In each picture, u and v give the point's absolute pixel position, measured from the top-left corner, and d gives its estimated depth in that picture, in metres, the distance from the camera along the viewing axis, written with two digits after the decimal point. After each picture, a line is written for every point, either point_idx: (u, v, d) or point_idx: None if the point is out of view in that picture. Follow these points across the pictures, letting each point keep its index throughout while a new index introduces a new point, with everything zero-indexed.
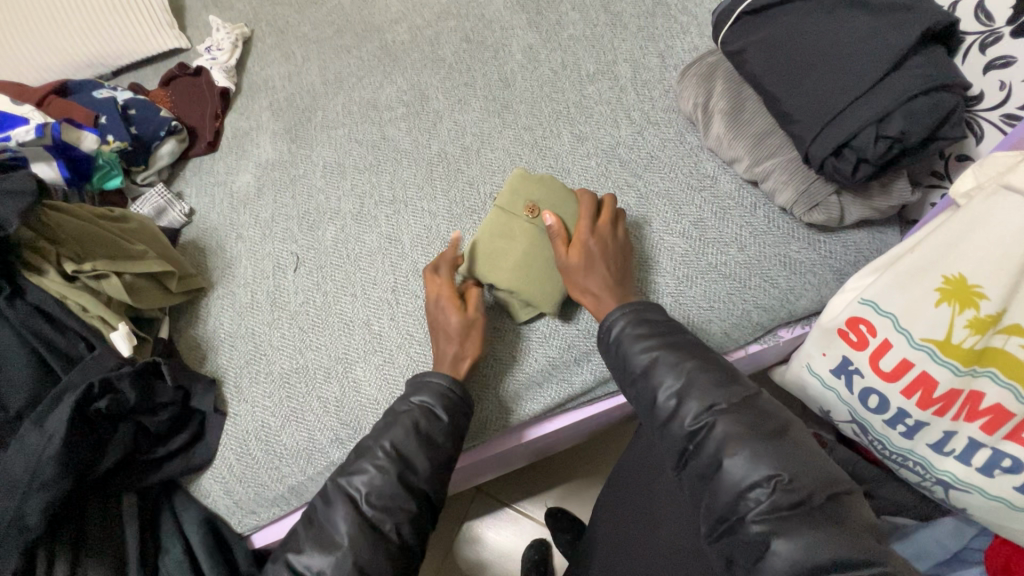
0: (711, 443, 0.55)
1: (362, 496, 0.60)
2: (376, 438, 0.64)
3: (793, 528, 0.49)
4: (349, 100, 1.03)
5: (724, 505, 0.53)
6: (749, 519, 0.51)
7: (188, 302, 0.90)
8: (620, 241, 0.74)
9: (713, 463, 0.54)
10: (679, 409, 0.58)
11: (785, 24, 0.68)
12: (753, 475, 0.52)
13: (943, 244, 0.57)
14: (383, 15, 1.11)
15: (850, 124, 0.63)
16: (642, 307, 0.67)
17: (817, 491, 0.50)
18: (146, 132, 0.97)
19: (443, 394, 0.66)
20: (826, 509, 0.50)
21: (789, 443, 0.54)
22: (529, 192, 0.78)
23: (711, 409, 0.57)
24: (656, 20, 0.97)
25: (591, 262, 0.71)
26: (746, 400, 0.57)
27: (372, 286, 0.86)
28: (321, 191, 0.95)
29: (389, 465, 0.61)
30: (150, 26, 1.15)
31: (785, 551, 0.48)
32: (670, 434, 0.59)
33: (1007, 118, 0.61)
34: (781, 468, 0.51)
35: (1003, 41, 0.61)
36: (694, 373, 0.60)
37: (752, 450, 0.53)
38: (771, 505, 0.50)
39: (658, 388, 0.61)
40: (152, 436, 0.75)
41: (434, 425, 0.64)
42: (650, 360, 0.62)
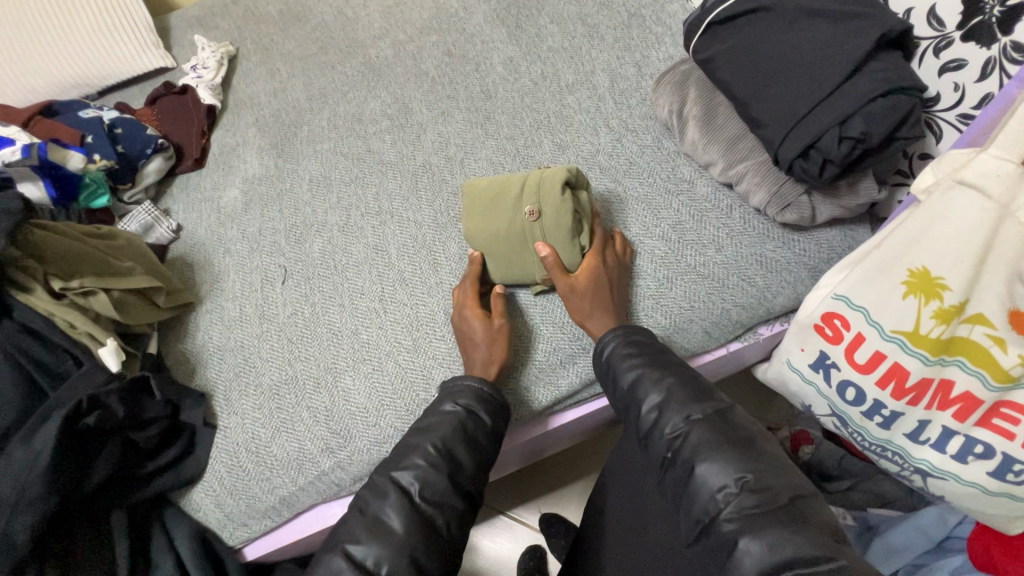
0: (686, 449, 0.56)
1: (416, 490, 0.59)
2: (422, 435, 0.63)
3: (761, 528, 0.49)
4: (335, 114, 1.05)
5: (698, 508, 0.54)
6: (720, 519, 0.52)
7: (176, 318, 0.91)
8: (614, 264, 0.78)
9: (687, 470, 0.55)
10: (659, 421, 0.60)
11: (750, 33, 0.71)
12: (725, 478, 0.53)
13: (904, 240, 0.59)
14: (366, 31, 1.14)
15: (815, 126, 0.65)
16: (631, 329, 0.70)
17: (783, 492, 0.51)
18: (133, 150, 0.99)
19: (478, 395, 0.67)
20: (792, 509, 0.50)
21: (758, 450, 0.55)
22: (541, 195, 0.76)
23: (688, 420, 0.58)
24: (632, 31, 1.01)
25: (601, 287, 0.75)
26: (720, 412, 0.58)
27: (359, 296, 0.87)
28: (308, 205, 0.97)
29: (440, 462, 0.61)
30: (135, 46, 1.16)
31: (754, 550, 0.48)
32: (653, 444, 0.60)
33: (962, 118, 0.64)
34: (746, 470, 0.53)
35: (954, 45, 0.63)
36: (674, 388, 0.61)
37: (725, 456, 0.54)
38: (739, 506, 0.51)
39: (641, 402, 0.62)
40: (141, 452, 0.75)
41: (480, 426, 0.65)
42: (636, 376, 0.64)
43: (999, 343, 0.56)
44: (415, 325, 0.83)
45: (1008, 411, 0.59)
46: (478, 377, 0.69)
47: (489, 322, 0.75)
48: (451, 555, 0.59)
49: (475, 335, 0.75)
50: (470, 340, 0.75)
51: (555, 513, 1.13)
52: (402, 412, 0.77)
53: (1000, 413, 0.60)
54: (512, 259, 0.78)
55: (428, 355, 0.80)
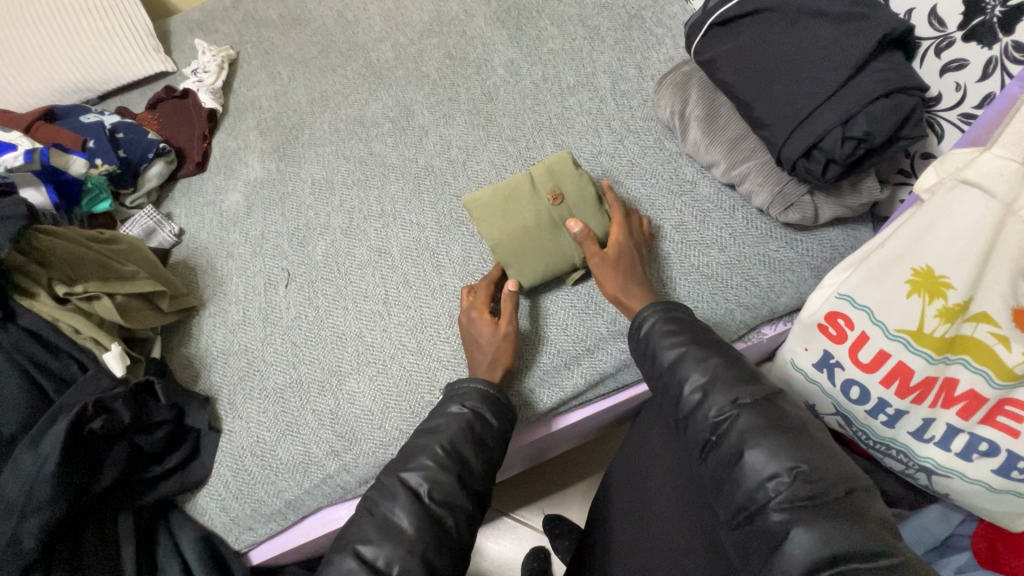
0: (734, 433, 0.55)
1: (426, 491, 0.59)
2: (430, 436, 0.63)
3: (813, 518, 0.48)
4: (336, 117, 1.05)
5: (743, 494, 0.52)
6: (769, 508, 0.50)
7: (179, 322, 0.91)
8: (642, 238, 0.79)
9: (734, 455, 0.54)
10: (703, 402, 0.58)
11: (752, 35, 0.72)
12: (776, 466, 0.52)
13: (910, 237, 0.59)
14: (367, 34, 1.14)
15: (817, 127, 0.65)
16: (671, 305, 0.69)
17: (839, 484, 0.50)
18: (134, 154, 0.99)
19: (484, 397, 0.67)
20: (848, 501, 0.49)
21: (810, 438, 0.54)
22: (557, 177, 0.80)
23: (734, 403, 0.57)
24: (632, 33, 1.01)
25: (634, 259, 0.75)
26: (769, 398, 0.57)
27: (363, 298, 0.87)
28: (310, 208, 0.97)
29: (449, 463, 0.61)
30: (136, 50, 1.16)
31: (804, 542, 0.47)
32: (694, 425, 0.59)
33: (964, 117, 0.65)
34: (802, 460, 0.51)
35: (956, 45, 0.64)
36: (719, 370, 0.60)
37: (775, 443, 0.53)
38: (791, 496, 0.50)
39: (684, 381, 0.61)
40: (147, 455, 0.75)
41: (488, 428, 0.66)
42: (677, 355, 0.63)
43: (1004, 341, 0.57)
44: (419, 327, 0.83)
45: (1012, 409, 0.60)
46: (483, 380, 0.69)
47: (495, 328, 0.74)
48: (460, 554, 0.59)
49: (482, 341, 0.74)
50: (474, 343, 0.74)
51: (558, 514, 1.13)
52: (407, 415, 0.77)
53: (1005, 411, 0.61)
54: (544, 244, 0.78)
55: (432, 357, 0.80)
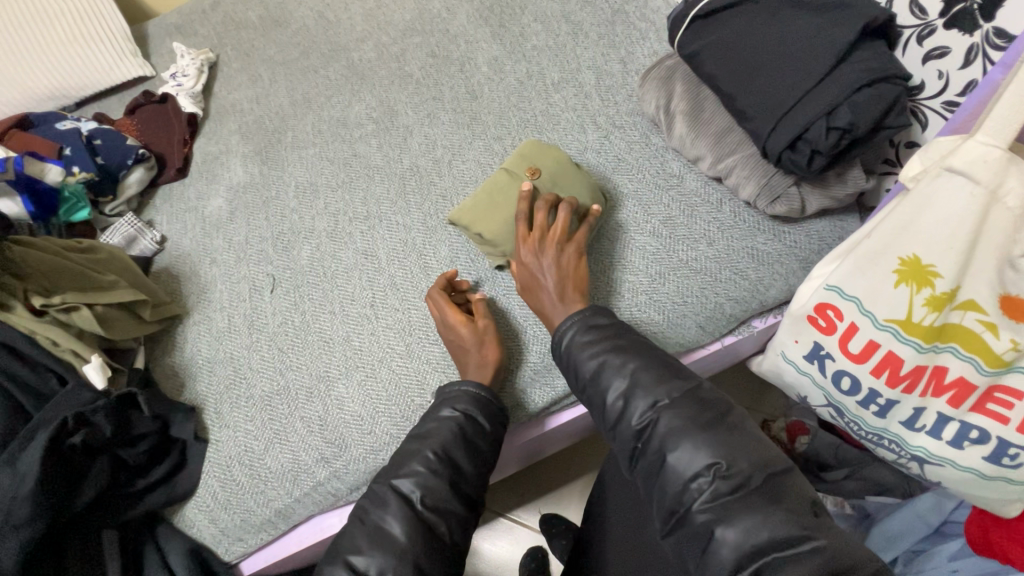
0: (656, 439, 0.55)
1: (417, 497, 0.58)
2: (421, 442, 0.62)
3: (733, 514, 0.49)
4: (319, 119, 1.04)
5: (671, 499, 0.52)
6: (694, 509, 0.50)
7: (163, 331, 0.89)
8: (534, 252, 0.73)
9: (658, 458, 0.54)
10: (626, 409, 0.58)
11: (735, 26, 0.71)
12: (696, 465, 0.52)
13: (896, 226, 0.59)
14: (348, 34, 1.13)
15: (801, 119, 0.65)
16: (590, 313, 0.67)
17: (756, 474, 0.50)
18: (112, 161, 0.97)
19: (476, 400, 0.66)
20: (767, 490, 0.50)
21: (729, 429, 0.54)
22: (530, 158, 0.82)
23: (654, 407, 0.57)
24: (616, 28, 1.00)
25: (532, 282, 0.72)
26: (688, 392, 0.57)
27: (350, 302, 0.85)
28: (294, 211, 0.95)
29: (441, 469, 0.60)
30: (112, 56, 1.14)
31: (731, 539, 0.48)
32: (621, 433, 0.59)
33: (947, 105, 0.65)
34: (719, 456, 0.51)
35: (937, 32, 0.64)
36: (638, 373, 0.59)
37: (694, 442, 0.53)
38: (714, 494, 0.50)
39: (607, 391, 0.60)
40: (131, 469, 0.74)
41: (479, 431, 0.65)
42: (598, 365, 0.62)
43: (991, 328, 0.57)
44: (407, 330, 0.82)
45: (1003, 396, 0.60)
46: (476, 382, 0.68)
47: (473, 326, 0.73)
48: (453, 560, 0.58)
49: (466, 342, 0.73)
50: (460, 345, 0.73)
51: (555, 513, 1.12)
52: (397, 419, 0.76)
53: (994, 398, 0.61)
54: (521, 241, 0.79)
55: (421, 359, 0.79)
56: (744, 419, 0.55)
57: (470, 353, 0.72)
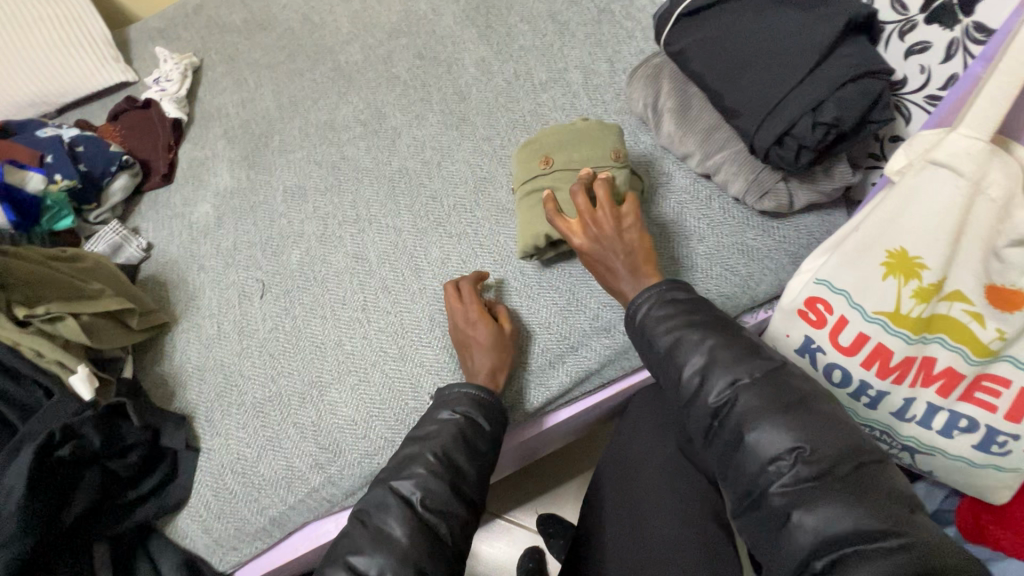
0: (734, 417, 0.54)
1: (418, 499, 0.58)
2: (422, 444, 0.62)
3: (815, 499, 0.48)
4: (306, 123, 1.03)
5: (747, 479, 0.52)
6: (770, 492, 0.51)
7: (151, 339, 0.88)
8: (590, 235, 0.70)
9: (735, 437, 0.54)
10: (702, 387, 0.57)
11: (722, 24, 0.72)
12: (777, 447, 0.51)
13: (883, 220, 0.59)
14: (334, 37, 1.12)
15: (788, 115, 0.66)
16: (666, 286, 0.65)
17: (841, 462, 0.49)
18: (95, 167, 0.95)
19: (477, 402, 0.66)
20: (850, 478, 0.49)
21: (813, 413, 0.52)
22: (545, 149, 0.82)
23: (733, 384, 0.55)
24: (602, 27, 1.01)
25: (599, 264, 0.71)
26: (770, 372, 0.55)
27: (342, 306, 0.85)
28: (283, 216, 0.94)
29: (441, 471, 0.60)
30: (94, 61, 1.13)
31: (808, 524, 0.48)
32: (695, 409, 0.58)
33: (930, 99, 0.65)
34: (803, 440, 0.51)
35: (919, 28, 0.64)
36: (717, 351, 0.58)
37: (776, 424, 0.52)
38: (794, 478, 0.50)
39: (682, 366, 0.59)
40: (122, 480, 0.72)
41: (480, 433, 0.65)
42: (673, 340, 0.60)
43: (977, 318, 0.58)
44: (400, 332, 0.81)
45: (990, 384, 0.61)
46: (476, 384, 0.68)
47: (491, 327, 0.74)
48: (453, 563, 0.58)
49: (482, 342, 0.73)
50: (473, 344, 0.73)
51: (552, 513, 1.12)
52: (392, 422, 0.75)
53: (982, 386, 0.62)
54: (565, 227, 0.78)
55: (415, 362, 0.79)
56: (826, 404, 0.53)
57: (477, 344, 0.73)
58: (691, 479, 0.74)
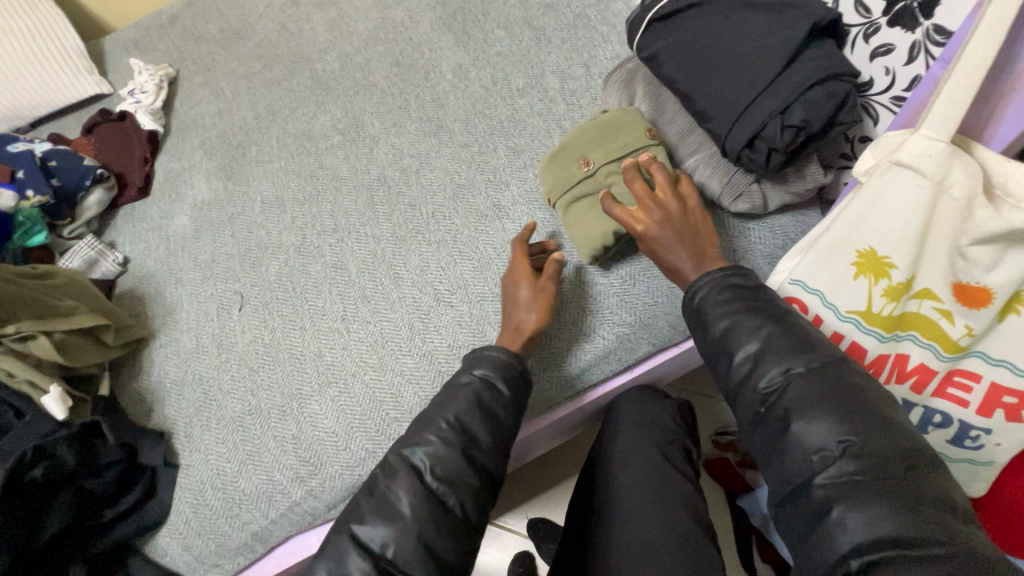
0: (783, 403, 0.51)
1: (426, 467, 0.57)
2: (438, 408, 0.62)
3: (860, 496, 0.45)
4: (284, 132, 1.02)
5: (789, 468, 0.50)
6: (814, 483, 0.48)
7: (128, 355, 0.87)
8: (649, 220, 0.67)
9: (782, 424, 0.51)
10: (753, 373, 0.54)
11: (691, 29, 0.72)
12: (827, 439, 0.48)
13: (852, 221, 0.59)
14: (311, 45, 1.12)
15: (757, 118, 0.66)
16: (728, 272, 0.61)
17: (896, 460, 0.46)
18: (69, 182, 0.94)
19: (502, 366, 0.65)
20: (904, 480, 0.45)
21: (873, 410, 0.49)
22: (584, 148, 0.80)
23: (786, 372, 0.52)
24: (578, 32, 1.01)
25: (658, 248, 0.66)
26: (830, 364, 0.52)
27: (321, 317, 0.84)
28: (261, 227, 0.94)
29: (453, 438, 0.59)
30: (68, 74, 1.12)
31: (851, 522, 0.45)
32: (743, 394, 0.55)
33: (896, 100, 0.66)
34: (855, 435, 0.48)
35: (882, 31, 0.65)
36: (774, 337, 0.54)
37: (828, 415, 0.49)
38: (839, 471, 0.47)
39: (735, 352, 0.56)
40: (99, 499, 0.71)
41: (497, 398, 0.64)
42: (728, 324, 0.57)
43: (946, 316, 0.59)
44: (380, 343, 0.81)
45: (961, 379, 0.62)
46: (504, 348, 0.67)
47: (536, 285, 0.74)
48: None
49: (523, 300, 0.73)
50: (514, 303, 0.74)
51: (541, 517, 1.12)
52: (372, 433, 0.75)
53: (955, 381, 0.63)
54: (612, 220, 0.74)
55: (395, 372, 0.78)
56: (886, 402, 0.49)
57: (519, 297, 0.74)
58: (672, 477, 0.75)
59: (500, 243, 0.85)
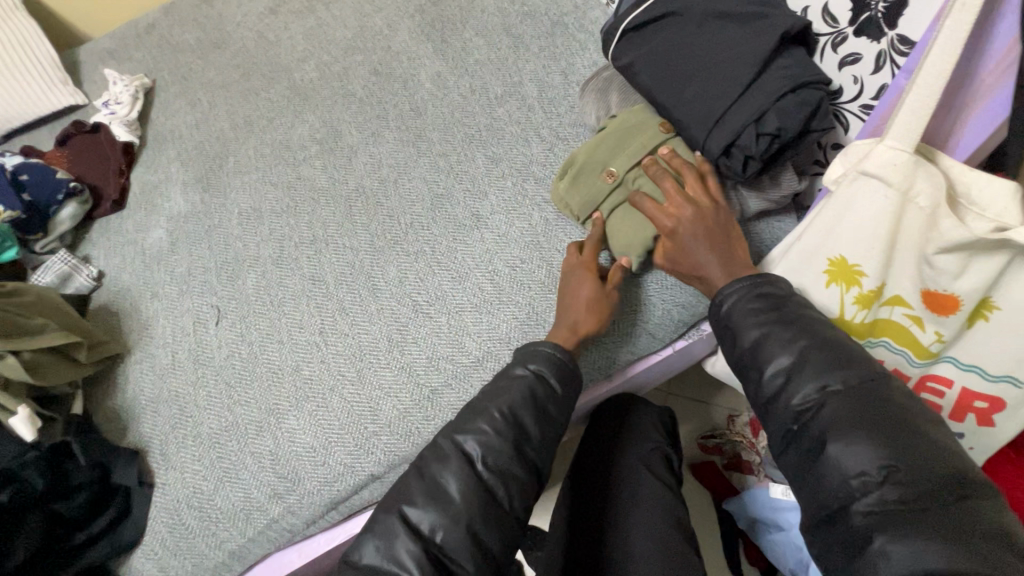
0: (820, 424, 0.51)
1: (478, 457, 0.59)
2: (491, 400, 0.62)
3: (903, 528, 0.45)
4: (261, 143, 1.01)
5: (826, 492, 0.50)
6: (853, 509, 0.48)
7: (102, 372, 0.85)
8: (678, 226, 0.68)
9: (818, 446, 0.51)
10: (787, 387, 0.54)
11: (663, 40, 0.73)
12: (867, 464, 0.48)
13: (823, 230, 0.61)
14: (289, 54, 1.11)
15: (732, 126, 0.67)
16: (757, 280, 0.61)
17: (944, 490, 0.46)
18: (40, 197, 0.92)
19: (555, 361, 0.65)
20: (951, 509, 0.45)
21: (916, 434, 0.48)
22: (608, 154, 0.79)
23: (823, 390, 0.52)
24: (556, 39, 1.01)
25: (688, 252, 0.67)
26: (870, 383, 0.51)
27: (299, 330, 0.83)
28: (238, 239, 0.93)
29: (505, 430, 0.60)
30: (41, 83, 1.10)
31: (893, 552, 0.45)
32: (776, 410, 0.55)
33: (864, 109, 0.67)
34: (898, 460, 0.47)
35: (849, 40, 0.66)
36: (810, 352, 0.54)
37: (867, 438, 0.48)
38: (881, 499, 0.47)
39: (766, 363, 0.56)
40: (69, 522, 0.70)
41: (549, 395, 0.64)
42: (760, 335, 0.57)
43: (917, 322, 0.59)
44: (359, 355, 0.80)
45: (934, 384, 0.63)
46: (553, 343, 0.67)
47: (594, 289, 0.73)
48: None
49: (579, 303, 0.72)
50: (572, 305, 0.73)
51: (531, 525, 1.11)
52: (351, 448, 0.74)
53: (928, 387, 0.63)
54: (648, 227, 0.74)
55: (373, 386, 0.78)
56: (935, 430, 0.48)
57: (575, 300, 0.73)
58: (656, 485, 0.77)
59: (479, 253, 0.84)
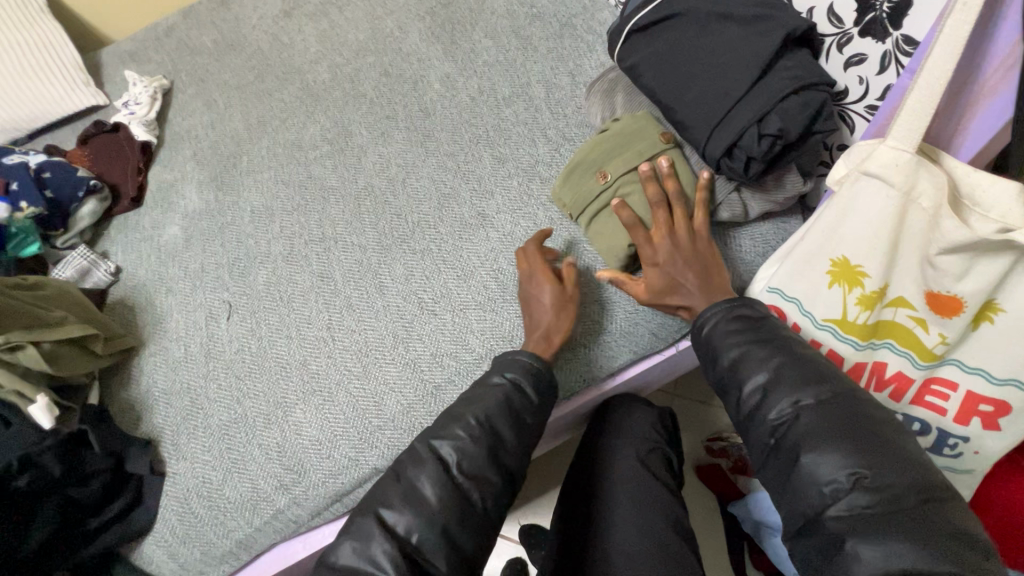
0: (792, 437, 0.51)
1: (453, 462, 0.59)
2: (468, 407, 0.63)
3: (875, 531, 0.45)
4: (274, 142, 1.04)
5: (801, 501, 0.50)
6: (826, 516, 0.48)
7: (116, 365, 0.88)
8: (664, 248, 0.69)
9: (792, 458, 0.51)
10: (764, 403, 0.54)
11: (667, 41, 0.73)
12: (837, 472, 0.48)
13: (824, 232, 0.60)
14: (302, 56, 1.13)
15: (734, 127, 0.67)
16: (735, 304, 0.62)
17: (912, 493, 0.46)
18: (63, 195, 0.95)
19: (529, 368, 0.67)
20: (918, 512, 0.45)
21: (885, 443, 0.48)
22: (604, 158, 0.79)
23: (796, 404, 0.52)
24: (564, 41, 1.02)
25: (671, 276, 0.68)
26: (841, 395, 0.52)
27: (307, 325, 0.85)
28: (250, 237, 0.95)
29: (482, 436, 0.61)
30: (65, 86, 1.14)
31: (866, 556, 0.45)
32: (754, 426, 0.55)
33: (870, 109, 0.67)
34: (863, 466, 0.47)
35: (854, 41, 0.66)
36: (784, 369, 0.54)
37: (838, 449, 0.49)
38: (851, 504, 0.47)
39: (743, 382, 0.56)
40: (82, 508, 0.72)
41: (526, 403, 0.65)
42: (737, 355, 0.58)
43: (921, 324, 0.59)
44: (364, 351, 0.81)
45: (938, 388, 0.62)
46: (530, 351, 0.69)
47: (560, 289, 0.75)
48: None
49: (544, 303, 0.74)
50: (536, 305, 0.74)
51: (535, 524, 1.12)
52: (354, 441, 0.76)
53: (932, 390, 0.63)
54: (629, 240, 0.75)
55: (379, 381, 0.79)
56: (902, 439, 0.49)
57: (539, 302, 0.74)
58: (653, 489, 0.77)
59: (484, 252, 0.85)
